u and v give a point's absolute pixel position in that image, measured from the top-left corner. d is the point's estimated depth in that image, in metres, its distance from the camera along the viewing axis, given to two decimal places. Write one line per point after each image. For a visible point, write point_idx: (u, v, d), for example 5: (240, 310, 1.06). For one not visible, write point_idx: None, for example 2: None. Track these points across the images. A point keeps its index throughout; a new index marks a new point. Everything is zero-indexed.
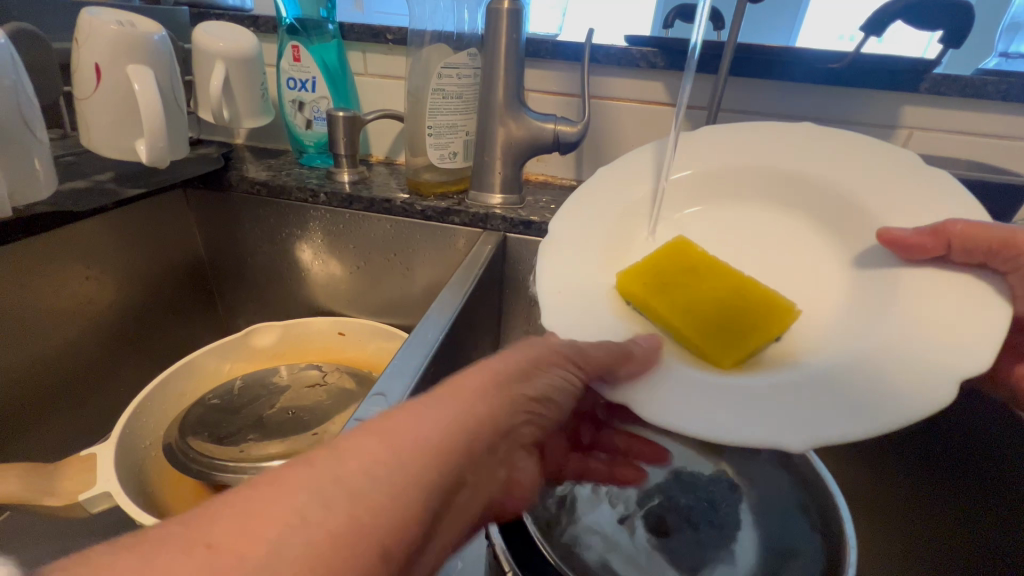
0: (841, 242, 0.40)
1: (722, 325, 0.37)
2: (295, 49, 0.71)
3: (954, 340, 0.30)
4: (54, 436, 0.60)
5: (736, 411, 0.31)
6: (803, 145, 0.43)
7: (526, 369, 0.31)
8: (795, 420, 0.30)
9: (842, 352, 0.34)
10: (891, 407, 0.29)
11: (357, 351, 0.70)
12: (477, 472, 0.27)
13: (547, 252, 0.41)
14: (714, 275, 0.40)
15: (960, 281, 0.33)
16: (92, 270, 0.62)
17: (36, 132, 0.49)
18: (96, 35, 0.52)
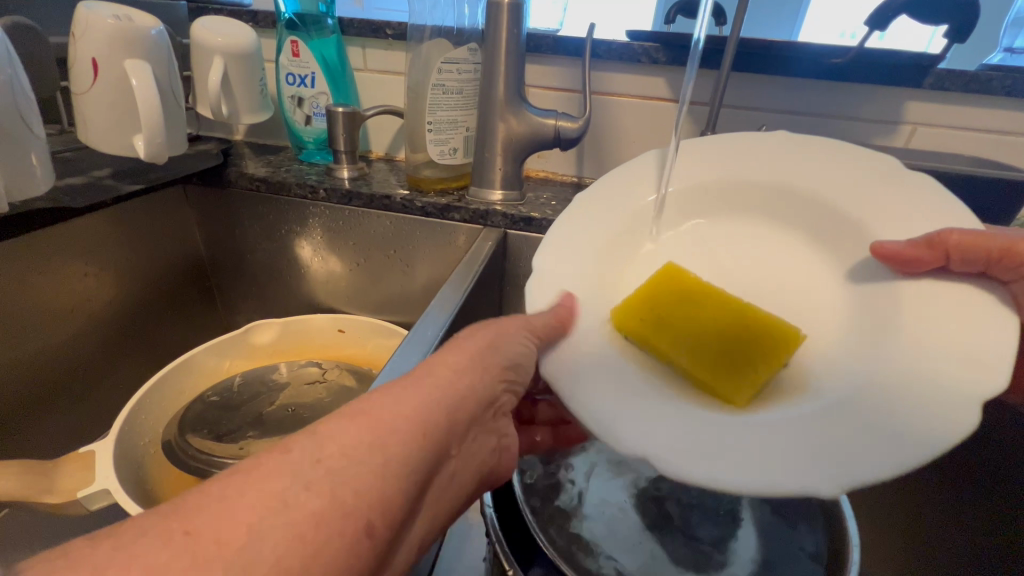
0: (844, 237, 0.40)
1: (728, 361, 0.36)
2: (294, 44, 0.70)
3: (964, 357, 0.30)
4: (53, 432, 0.59)
5: (757, 456, 0.30)
6: (806, 140, 0.42)
7: (497, 342, 0.33)
8: (823, 460, 0.29)
9: (855, 387, 0.33)
10: (918, 436, 0.28)
11: (357, 348, 0.69)
12: (461, 442, 0.28)
13: (545, 268, 0.40)
14: (708, 302, 0.39)
15: (955, 290, 0.33)
16: (90, 267, 0.61)
17: (33, 127, 0.48)
18: (93, 29, 0.52)
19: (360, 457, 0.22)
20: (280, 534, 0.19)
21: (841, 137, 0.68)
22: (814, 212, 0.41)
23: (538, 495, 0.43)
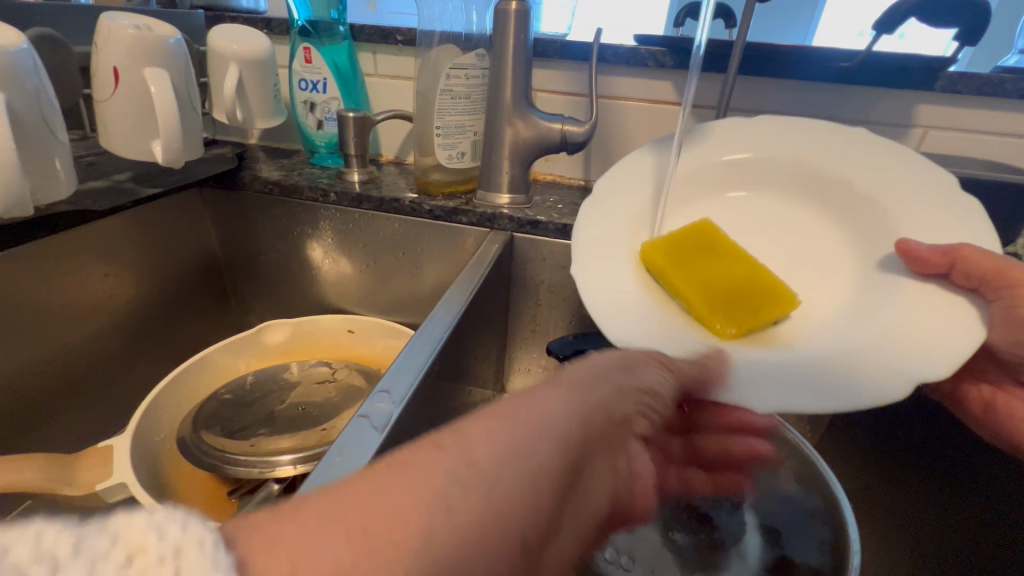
0: (868, 221, 0.44)
1: (730, 302, 0.41)
2: (307, 51, 0.72)
3: (933, 352, 0.35)
4: (74, 428, 0.61)
5: (746, 377, 0.36)
6: (857, 139, 0.46)
7: (630, 365, 0.32)
8: (797, 391, 0.34)
9: (841, 341, 0.38)
10: (854, 395, 0.34)
11: (365, 348, 0.71)
12: (587, 482, 0.27)
13: (583, 231, 0.46)
14: (727, 258, 0.45)
15: (950, 297, 0.37)
16: (111, 267, 0.63)
17: (57, 133, 0.50)
18: (114, 39, 0.54)
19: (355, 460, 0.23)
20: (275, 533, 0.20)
21: None
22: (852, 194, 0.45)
23: None
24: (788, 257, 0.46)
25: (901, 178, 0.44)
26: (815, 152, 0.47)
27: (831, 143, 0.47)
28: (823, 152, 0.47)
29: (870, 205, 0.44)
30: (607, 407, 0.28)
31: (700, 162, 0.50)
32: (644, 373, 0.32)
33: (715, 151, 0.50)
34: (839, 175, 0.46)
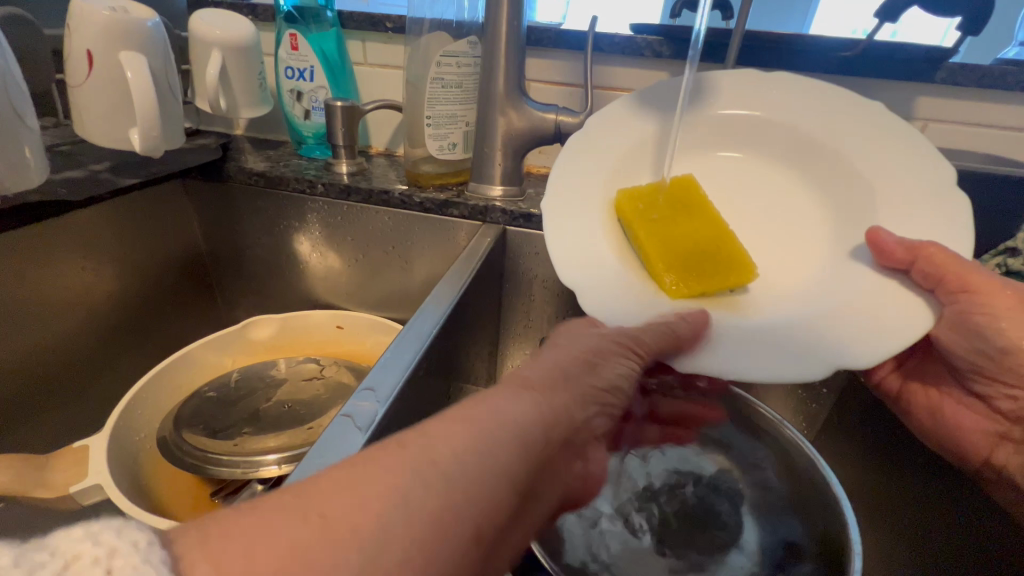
0: (853, 196, 0.45)
1: (688, 262, 0.44)
2: (293, 37, 0.70)
3: (867, 339, 0.37)
4: (49, 427, 0.59)
5: (699, 346, 0.39)
6: (866, 115, 0.46)
7: (591, 364, 0.35)
8: (738, 360, 0.39)
9: (792, 314, 0.42)
10: (774, 366, 0.38)
11: (354, 346, 0.69)
12: (554, 473, 0.30)
13: (559, 184, 0.47)
14: (699, 219, 0.46)
15: (897, 290, 0.40)
16: (88, 260, 0.61)
17: (26, 119, 0.48)
18: (88, 20, 0.51)
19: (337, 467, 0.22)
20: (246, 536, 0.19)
21: None
22: (844, 165, 0.46)
23: None
24: (786, 233, 0.47)
25: (899, 159, 0.44)
26: (815, 127, 0.47)
27: (841, 112, 0.46)
28: (828, 124, 0.47)
29: (866, 180, 0.45)
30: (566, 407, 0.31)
31: (697, 124, 0.49)
32: (608, 372, 0.35)
33: (716, 114, 0.49)
34: (841, 146, 0.46)
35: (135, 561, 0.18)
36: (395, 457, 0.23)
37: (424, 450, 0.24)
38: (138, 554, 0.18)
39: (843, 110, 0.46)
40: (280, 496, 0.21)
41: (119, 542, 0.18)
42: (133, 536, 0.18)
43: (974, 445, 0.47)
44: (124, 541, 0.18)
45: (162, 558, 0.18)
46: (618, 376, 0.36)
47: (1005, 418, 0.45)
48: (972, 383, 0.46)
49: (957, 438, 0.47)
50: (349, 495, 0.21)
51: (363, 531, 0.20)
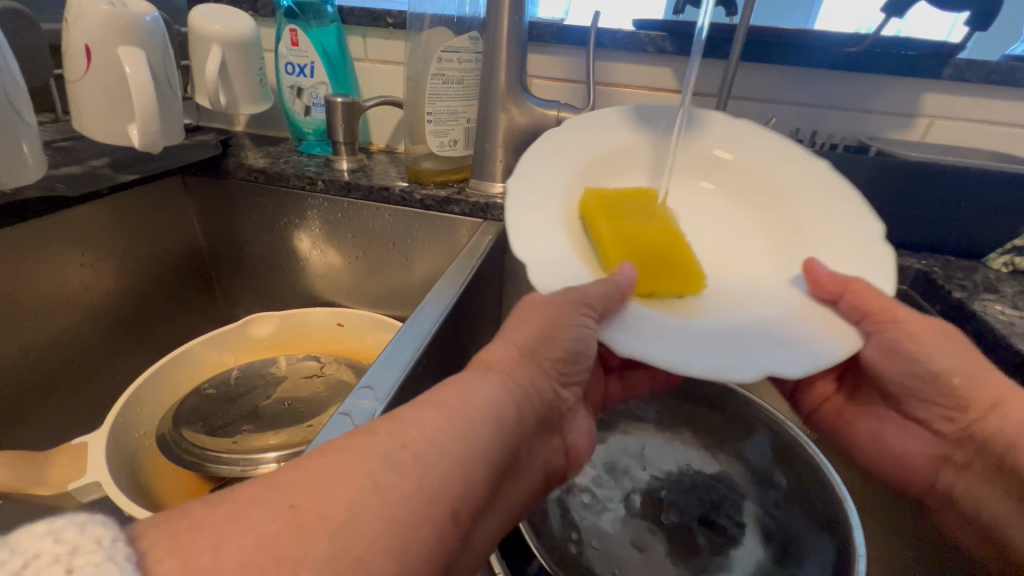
0: (800, 224, 0.46)
1: (637, 256, 0.42)
2: (293, 33, 0.69)
3: (792, 355, 0.37)
4: (47, 423, 0.59)
5: (638, 332, 0.37)
6: (824, 165, 0.47)
7: (555, 333, 0.35)
8: (669, 349, 0.36)
9: (735, 321, 0.40)
10: (698, 362, 0.36)
11: (355, 343, 0.68)
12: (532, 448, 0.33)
13: (532, 158, 0.46)
14: (652, 228, 0.45)
15: (826, 321, 0.40)
16: (87, 257, 0.61)
17: (24, 114, 0.48)
18: (87, 16, 0.51)
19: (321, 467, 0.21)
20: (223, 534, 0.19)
21: (856, 129, 0.65)
22: (797, 196, 0.47)
23: (542, 514, 0.42)
24: (746, 240, 0.48)
25: (845, 202, 0.45)
26: (781, 157, 0.48)
27: (806, 154, 0.48)
28: (794, 160, 0.48)
29: (816, 211, 0.46)
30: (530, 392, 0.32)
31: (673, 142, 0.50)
32: (562, 342, 0.36)
33: (702, 143, 0.50)
34: (798, 180, 0.47)
35: (99, 559, 0.17)
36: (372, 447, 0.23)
37: (416, 451, 0.23)
38: (102, 552, 0.17)
39: (803, 154, 0.48)
40: (259, 491, 0.21)
41: (85, 539, 0.17)
42: (96, 533, 0.18)
43: (919, 467, 0.47)
44: (88, 538, 0.18)
45: (126, 557, 0.18)
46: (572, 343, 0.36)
47: (947, 441, 0.44)
48: (911, 408, 0.46)
49: (904, 460, 0.48)
50: (326, 489, 0.21)
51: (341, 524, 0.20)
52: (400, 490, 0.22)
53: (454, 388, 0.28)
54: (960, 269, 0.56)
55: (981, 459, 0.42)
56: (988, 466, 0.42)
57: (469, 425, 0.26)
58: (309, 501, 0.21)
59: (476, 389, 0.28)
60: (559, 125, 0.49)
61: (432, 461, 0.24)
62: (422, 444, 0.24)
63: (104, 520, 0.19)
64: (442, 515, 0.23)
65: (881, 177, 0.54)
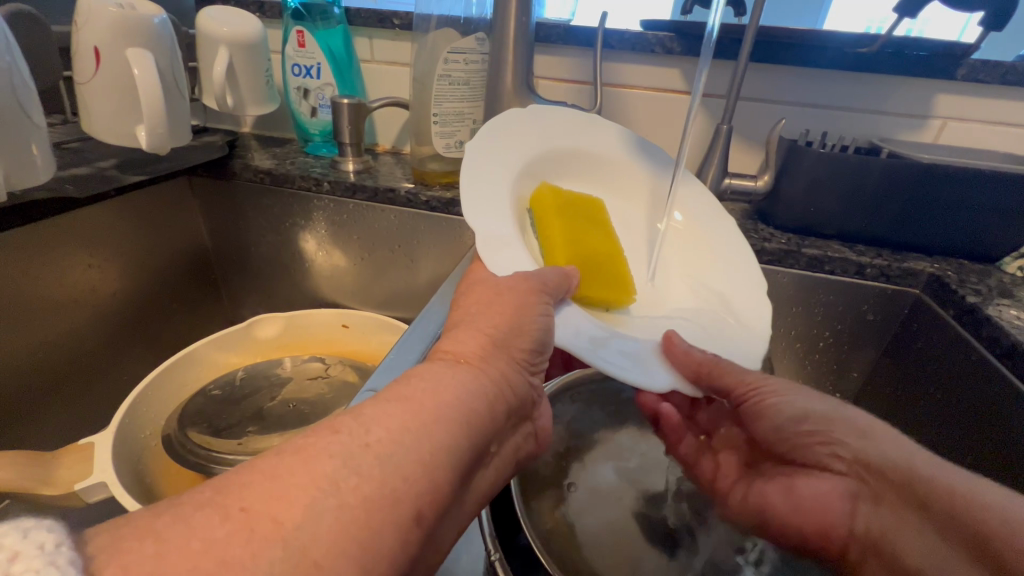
0: (704, 260, 0.53)
1: (579, 255, 0.45)
2: (300, 34, 0.69)
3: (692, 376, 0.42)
4: (52, 423, 0.59)
5: (575, 330, 0.39)
6: (725, 219, 0.54)
7: (521, 326, 0.35)
8: (599, 350, 0.38)
9: (651, 338, 0.44)
10: (621, 368, 0.38)
11: (361, 344, 0.68)
12: (505, 437, 0.32)
13: (499, 131, 0.47)
14: (596, 235, 0.48)
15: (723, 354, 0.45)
16: (95, 258, 0.61)
17: (33, 116, 0.48)
18: (96, 18, 0.51)
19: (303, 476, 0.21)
20: (195, 541, 0.18)
21: (867, 131, 0.64)
22: (704, 236, 0.54)
23: None
24: (666, 259, 0.53)
25: (739, 253, 0.52)
26: (700, 203, 0.55)
27: (715, 203, 0.55)
28: (708, 208, 0.55)
29: (714, 254, 0.53)
30: (509, 387, 0.31)
31: (622, 161, 0.55)
32: (532, 332, 0.35)
33: (646, 172, 0.55)
34: (707, 224, 0.54)
35: (39, 565, 0.16)
36: (347, 452, 0.22)
37: (406, 454, 0.23)
38: (43, 558, 0.16)
39: (713, 207, 0.55)
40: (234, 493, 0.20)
41: (27, 545, 0.17)
42: (43, 538, 0.17)
43: (835, 515, 0.41)
44: (30, 544, 0.17)
45: (70, 560, 0.17)
46: (541, 335, 0.36)
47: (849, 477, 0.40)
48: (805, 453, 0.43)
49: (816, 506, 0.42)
50: (295, 495, 0.20)
51: (309, 531, 0.20)
52: (382, 497, 0.22)
53: (439, 385, 0.28)
54: (974, 272, 0.55)
55: (888, 488, 0.38)
56: (897, 496, 0.37)
57: (455, 429, 0.26)
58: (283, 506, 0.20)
59: (466, 394, 0.28)
60: (533, 108, 0.51)
61: (421, 466, 0.23)
62: (402, 450, 0.23)
63: (54, 525, 0.18)
64: (420, 524, 0.23)
65: (893, 180, 0.53)
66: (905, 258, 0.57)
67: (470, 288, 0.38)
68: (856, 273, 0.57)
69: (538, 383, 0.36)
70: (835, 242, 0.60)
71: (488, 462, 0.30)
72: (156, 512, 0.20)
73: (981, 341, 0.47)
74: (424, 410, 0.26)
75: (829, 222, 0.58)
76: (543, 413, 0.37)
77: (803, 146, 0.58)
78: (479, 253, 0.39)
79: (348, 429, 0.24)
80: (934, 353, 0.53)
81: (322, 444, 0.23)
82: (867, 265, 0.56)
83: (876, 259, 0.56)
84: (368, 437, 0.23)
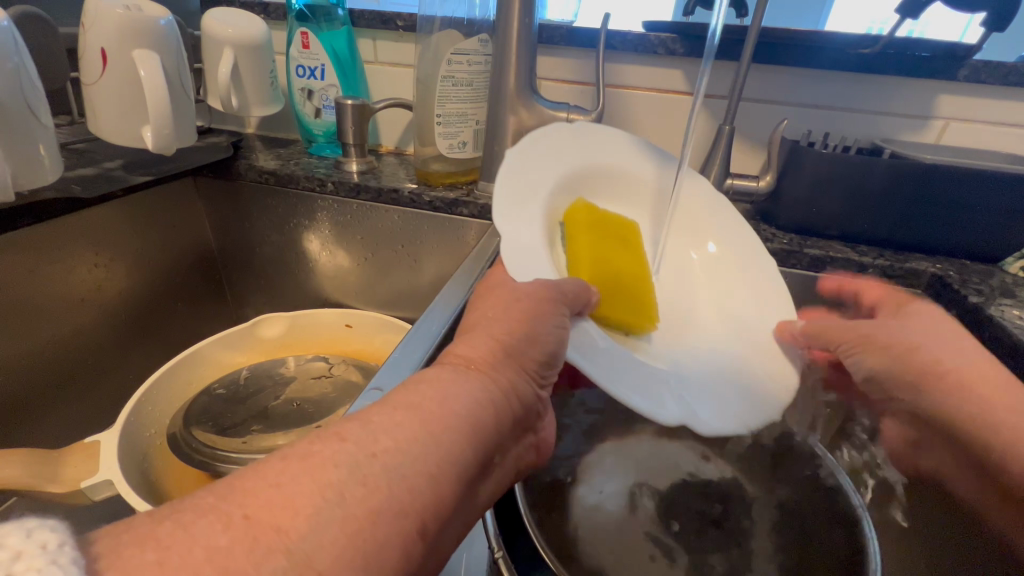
0: (730, 284, 0.52)
1: (604, 273, 0.44)
2: (304, 36, 0.70)
3: (714, 413, 0.40)
4: (59, 422, 0.59)
5: (593, 348, 0.37)
6: (751, 244, 0.54)
7: (533, 334, 0.34)
8: (615, 373, 0.37)
9: (671, 370, 0.42)
10: (636, 396, 0.36)
11: (364, 344, 0.69)
12: (510, 443, 0.32)
13: (534, 142, 0.48)
14: (621, 256, 0.47)
15: (752, 385, 0.43)
16: (101, 257, 0.62)
17: (40, 117, 0.48)
18: (103, 19, 0.52)
19: (305, 477, 0.22)
20: (197, 541, 0.19)
21: (869, 131, 0.64)
22: (729, 260, 0.53)
23: None
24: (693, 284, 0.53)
25: (764, 278, 0.52)
26: (728, 225, 0.55)
27: (742, 226, 0.55)
28: (734, 231, 0.54)
29: (740, 279, 0.52)
30: (515, 395, 0.31)
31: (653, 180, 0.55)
32: (546, 343, 0.35)
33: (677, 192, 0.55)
34: (731, 247, 0.54)
35: (41, 563, 0.17)
36: (347, 453, 0.23)
37: (409, 453, 0.24)
38: (45, 557, 0.17)
39: (740, 230, 0.54)
40: (237, 493, 0.21)
41: (30, 545, 0.17)
42: (45, 538, 0.17)
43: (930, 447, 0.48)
44: (34, 543, 0.17)
45: (72, 559, 0.17)
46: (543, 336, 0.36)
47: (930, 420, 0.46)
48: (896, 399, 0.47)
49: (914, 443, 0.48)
50: (297, 503, 0.21)
51: (309, 535, 0.20)
52: (383, 496, 0.22)
53: (441, 390, 0.28)
54: (976, 272, 0.55)
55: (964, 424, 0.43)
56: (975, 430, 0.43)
57: (460, 438, 0.26)
58: (285, 505, 0.20)
59: (471, 402, 0.28)
60: (570, 124, 0.52)
61: (423, 466, 0.24)
62: (402, 450, 0.24)
63: (56, 524, 0.18)
64: (422, 522, 0.23)
65: (894, 180, 0.53)
66: (907, 258, 0.57)
67: (488, 290, 0.38)
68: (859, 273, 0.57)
69: (545, 391, 0.36)
70: (837, 242, 0.60)
71: (491, 470, 0.30)
72: (160, 511, 0.20)
73: (983, 342, 0.47)
74: (427, 411, 0.26)
75: (831, 223, 0.58)
76: (547, 424, 0.37)
77: (805, 147, 0.58)
78: (504, 257, 0.39)
79: (354, 436, 0.24)
80: None
81: (327, 452, 0.23)
82: (870, 265, 0.57)
83: (878, 260, 0.56)
84: (370, 437, 0.24)
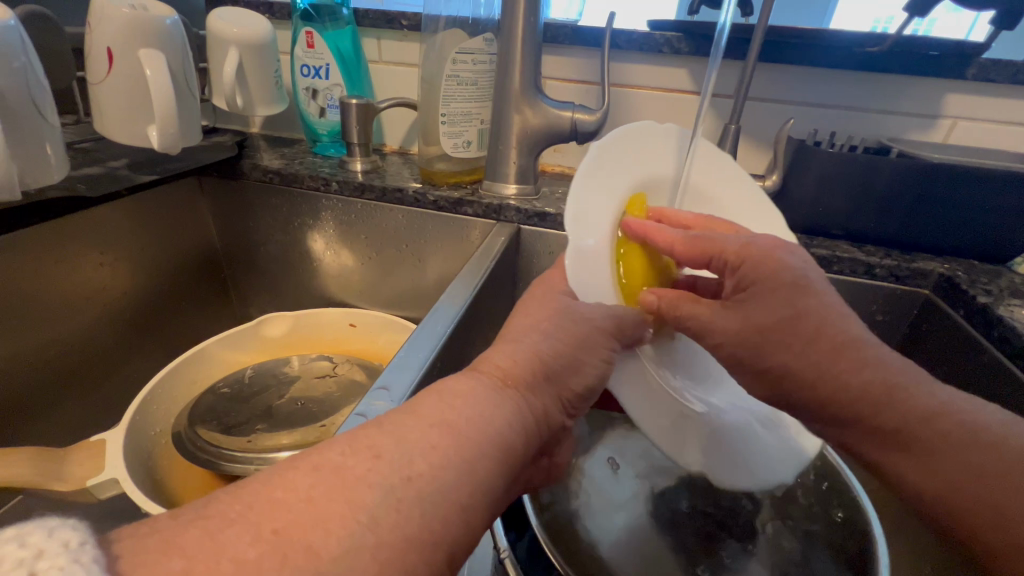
0: None
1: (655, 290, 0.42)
2: (309, 35, 0.69)
3: (721, 462, 0.41)
4: (66, 419, 0.59)
5: (632, 375, 0.39)
6: None
7: (578, 362, 0.34)
8: (642, 403, 0.39)
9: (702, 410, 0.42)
10: (650, 428, 0.39)
11: (367, 344, 0.68)
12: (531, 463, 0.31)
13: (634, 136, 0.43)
14: None
15: (776, 443, 0.43)
16: (106, 257, 0.62)
17: (46, 116, 0.48)
18: (109, 19, 0.52)
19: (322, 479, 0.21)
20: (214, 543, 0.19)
21: (875, 130, 0.64)
22: None
23: None
24: None
25: None
26: None
27: None
28: None
29: None
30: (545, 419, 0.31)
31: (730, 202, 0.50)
32: (590, 373, 0.34)
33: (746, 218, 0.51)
34: None
35: (64, 562, 0.16)
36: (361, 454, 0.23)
37: (422, 456, 0.24)
38: (68, 555, 0.17)
39: None
40: (254, 494, 0.21)
41: (52, 544, 0.17)
42: (66, 536, 0.17)
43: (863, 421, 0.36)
44: (55, 542, 0.17)
45: (93, 558, 0.17)
46: None
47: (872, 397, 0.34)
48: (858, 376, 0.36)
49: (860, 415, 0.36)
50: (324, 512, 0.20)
51: (327, 535, 0.20)
52: (399, 498, 0.22)
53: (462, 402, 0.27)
54: (985, 273, 0.55)
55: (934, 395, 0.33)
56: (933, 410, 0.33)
57: (477, 444, 0.25)
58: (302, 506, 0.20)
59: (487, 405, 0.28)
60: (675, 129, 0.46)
61: (437, 470, 0.24)
62: (417, 452, 0.24)
63: (77, 524, 0.18)
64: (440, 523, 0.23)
65: (902, 180, 0.53)
66: (914, 258, 0.57)
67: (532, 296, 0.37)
68: (865, 273, 0.57)
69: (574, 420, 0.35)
70: (843, 242, 0.60)
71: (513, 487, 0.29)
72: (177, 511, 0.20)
73: (992, 342, 0.47)
74: (437, 413, 0.26)
75: (838, 222, 0.58)
76: (563, 449, 0.37)
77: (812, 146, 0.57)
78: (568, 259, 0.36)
79: (387, 453, 0.23)
80: (944, 352, 0.53)
81: (352, 459, 0.23)
82: (877, 266, 0.56)
83: (885, 260, 0.56)
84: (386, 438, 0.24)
